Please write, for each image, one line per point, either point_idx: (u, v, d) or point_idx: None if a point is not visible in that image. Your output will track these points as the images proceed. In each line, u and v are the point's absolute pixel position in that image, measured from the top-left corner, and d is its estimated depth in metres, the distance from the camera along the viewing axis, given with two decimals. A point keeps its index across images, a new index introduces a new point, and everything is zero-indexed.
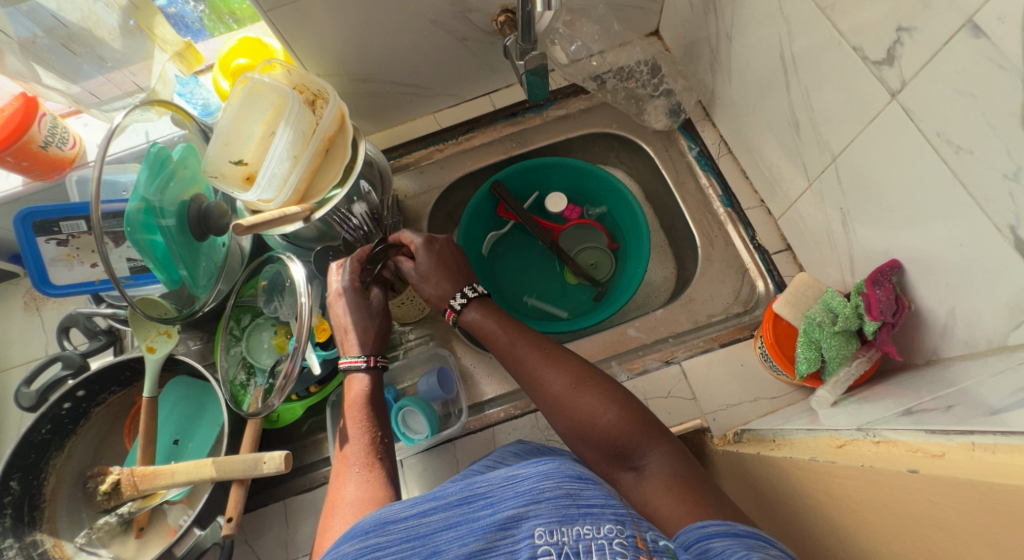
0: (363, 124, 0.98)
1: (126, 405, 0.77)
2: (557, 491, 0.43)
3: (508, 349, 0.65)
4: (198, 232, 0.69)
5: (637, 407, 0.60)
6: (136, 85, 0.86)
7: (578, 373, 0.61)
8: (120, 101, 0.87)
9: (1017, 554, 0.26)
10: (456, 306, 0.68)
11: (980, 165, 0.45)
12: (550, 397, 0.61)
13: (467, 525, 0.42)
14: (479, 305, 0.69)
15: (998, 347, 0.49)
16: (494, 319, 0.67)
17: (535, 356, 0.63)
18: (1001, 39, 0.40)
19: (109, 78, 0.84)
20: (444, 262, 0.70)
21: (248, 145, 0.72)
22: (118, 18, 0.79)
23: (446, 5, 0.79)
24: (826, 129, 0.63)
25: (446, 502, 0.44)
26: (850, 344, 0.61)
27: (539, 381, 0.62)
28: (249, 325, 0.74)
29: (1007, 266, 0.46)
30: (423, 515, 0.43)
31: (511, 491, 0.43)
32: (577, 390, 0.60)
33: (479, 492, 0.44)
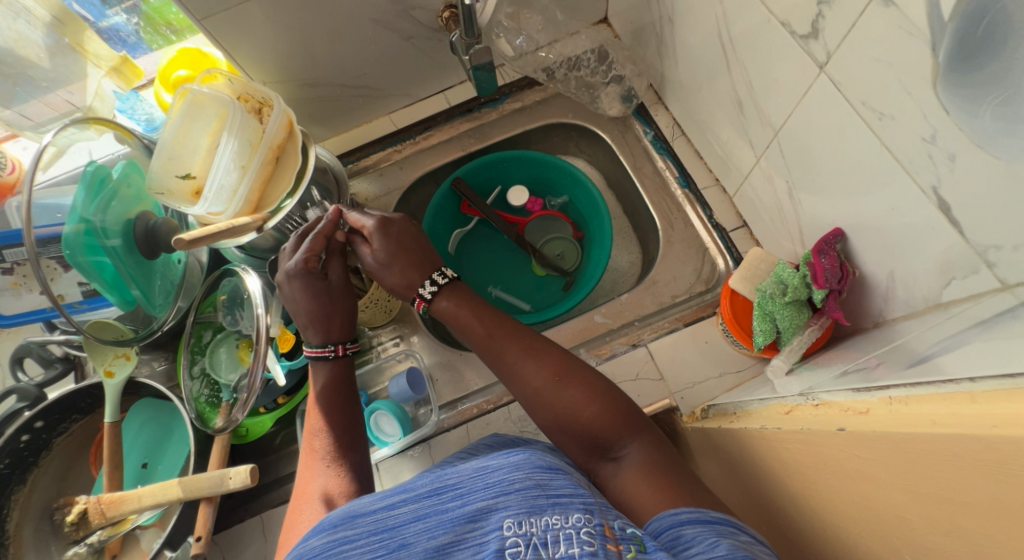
0: (318, 129, 0.96)
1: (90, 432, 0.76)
2: (526, 483, 0.43)
3: (486, 343, 0.64)
4: (148, 251, 0.67)
5: (618, 399, 0.60)
6: (71, 105, 0.84)
7: (559, 366, 0.61)
8: (54, 123, 0.85)
9: (932, 497, 0.27)
10: (426, 295, 0.66)
11: (901, 131, 0.47)
12: (530, 392, 0.60)
13: (435, 517, 0.42)
14: (451, 294, 0.67)
15: (934, 305, 0.51)
16: (469, 310, 0.65)
17: (515, 350, 0.62)
18: (907, 7, 0.41)
19: (42, 100, 0.82)
20: (405, 246, 0.68)
21: (195, 158, 0.70)
22: (44, 36, 0.77)
23: (387, 4, 0.78)
24: (767, 105, 0.64)
25: (416, 494, 0.44)
26: (802, 313, 0.62)
27: (519, 376, 0.61)
28: (210, 342, 0.72)
29: (933, 227, 0.48)
30: (392, 507, 0.43)
31: (481, 483, 0.44)
32: (557, 384, 0.59)
33: (448, 484, 0.44)
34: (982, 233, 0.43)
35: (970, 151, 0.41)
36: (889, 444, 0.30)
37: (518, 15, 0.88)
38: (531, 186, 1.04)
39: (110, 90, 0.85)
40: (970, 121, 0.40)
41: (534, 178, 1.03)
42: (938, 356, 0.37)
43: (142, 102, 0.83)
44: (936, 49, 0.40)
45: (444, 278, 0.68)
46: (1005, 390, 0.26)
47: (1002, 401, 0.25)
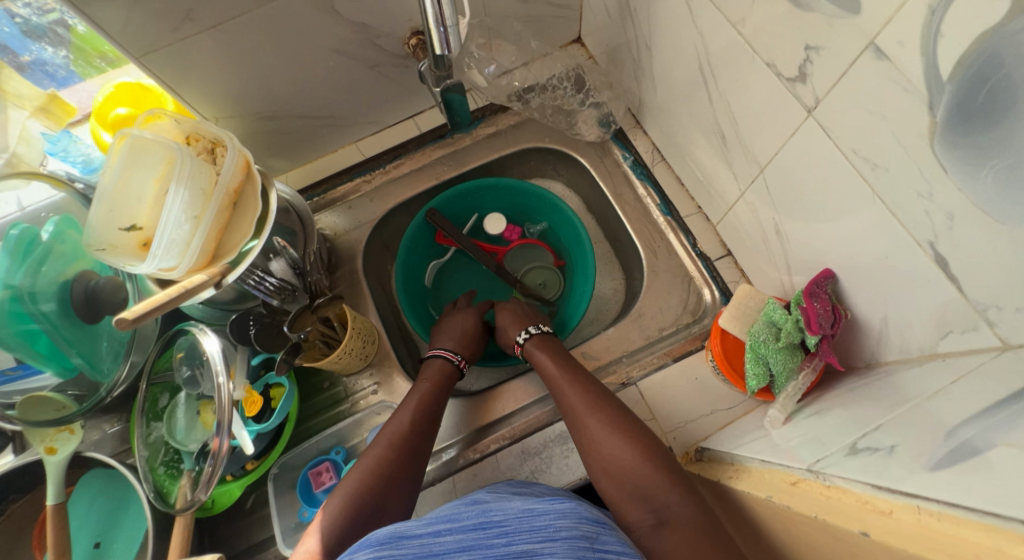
0: (280, 162, 0.91)
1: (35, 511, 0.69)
2: (573, 532, 0.42)
3: (559, 391, 0.70)
4: (87, 314, 0.62)
5: (670, 463, 0.60)
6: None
7: (618, 420, 0.64)
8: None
9: None
10: (521, 339, 0.80)
11: (896, 183, 0.45)
12: (588, 437, 0.64)
13: (481, 552, 0.41)
14: (541, 342, 0.78)
15: (930, 355, 0.49)
16: (551, 357, 0.75)
17: (583, 398, 0.68)
18: (902, 63, 0.39)
19: None
20: (516, 309, 0.87)
21: (141, 208, 0.65)
22: None
23: (350, 33, 0.74)
24: (752, 141, 0.62)
25: (461, 525, 0.43)
26: (795, 357, 0.60)
27: (580, 421, 0.66)
28: (168, 406, 0.68)
29: (930, 280, 0.46)
30: (438, 535, 0.42)
31: (528, 525, 0.43)
32: (611, 431, 0.63)
33: (494, 521, 0.43)
34: (982, 292, 0.42)
35: (969, 212, 0.39)
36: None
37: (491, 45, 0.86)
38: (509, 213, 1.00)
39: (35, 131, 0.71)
40: (972, 183, 0.38)
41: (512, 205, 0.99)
42: (947, 438, 0.35)
43: (76, 142, 0.73)
44: (933, 108, 0.38)
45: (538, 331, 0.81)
46: None
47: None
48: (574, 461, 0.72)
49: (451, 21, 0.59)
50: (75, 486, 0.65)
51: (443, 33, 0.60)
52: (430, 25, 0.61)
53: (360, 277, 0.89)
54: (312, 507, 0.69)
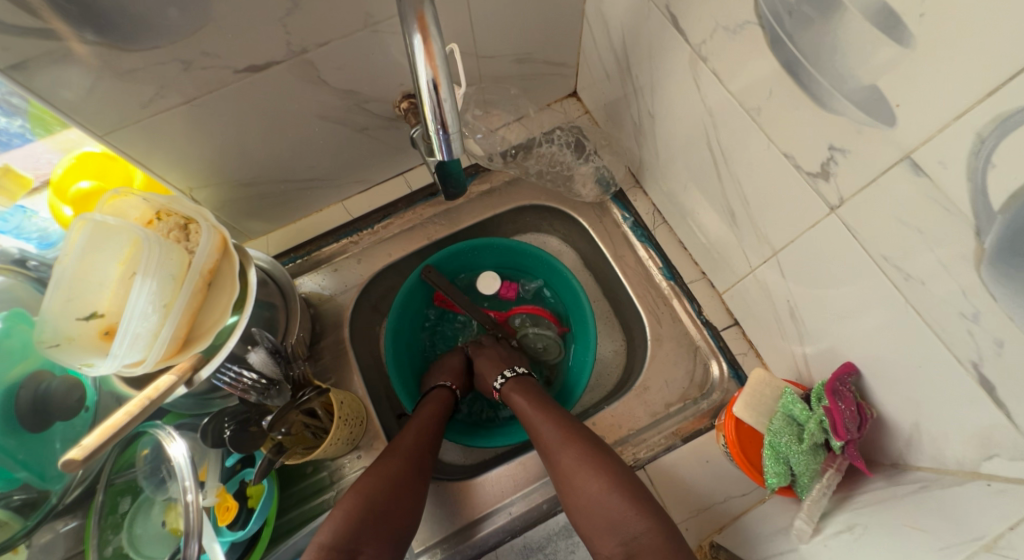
0: (260, 224, 0.86)
1: None
2: None
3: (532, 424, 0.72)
4: (33, 424, 0.56)
5: (637, 492, 0.62)
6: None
7: (586, 451, 0.66)
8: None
9: None
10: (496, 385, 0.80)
11: (934, 297, 0.41)
12: (558, 469, 0.66)
13: None
14: (516, 384, 0.78)
15: (971, 473, 0.46)
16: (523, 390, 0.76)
17: (552, 430, 0.69)
18: (945, 183, 0.35)
19: None
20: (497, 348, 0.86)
21: (103, 293, 0.59)
22: None
23: (338, 100, 0.70)
24: (763, 223, 0.59)
25: None
26: (818, 456, 0.56)
27: (551, 453, 0.68)
28: (128, 511, 0.62)
29: (973, 399, 0.43)
30: None
31: None
32: (583, 467, 0.64)
33: None
34: None
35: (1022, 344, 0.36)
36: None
37: (488, 116, 0.86)
38: (503, 272, 0.96)
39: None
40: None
41: (506, 263, 0.95)
42: None
43: (30, 216, 0.69)
44: (981, 234, 0.35)
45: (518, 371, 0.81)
46: None
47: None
48: (581, 556, 0.68)
49: (454, 124, 0.53)
50: None
51: (445, 137, 0.53)
52: (430, 128, 0.53)
53: (346, 346, 0.84)
54: None
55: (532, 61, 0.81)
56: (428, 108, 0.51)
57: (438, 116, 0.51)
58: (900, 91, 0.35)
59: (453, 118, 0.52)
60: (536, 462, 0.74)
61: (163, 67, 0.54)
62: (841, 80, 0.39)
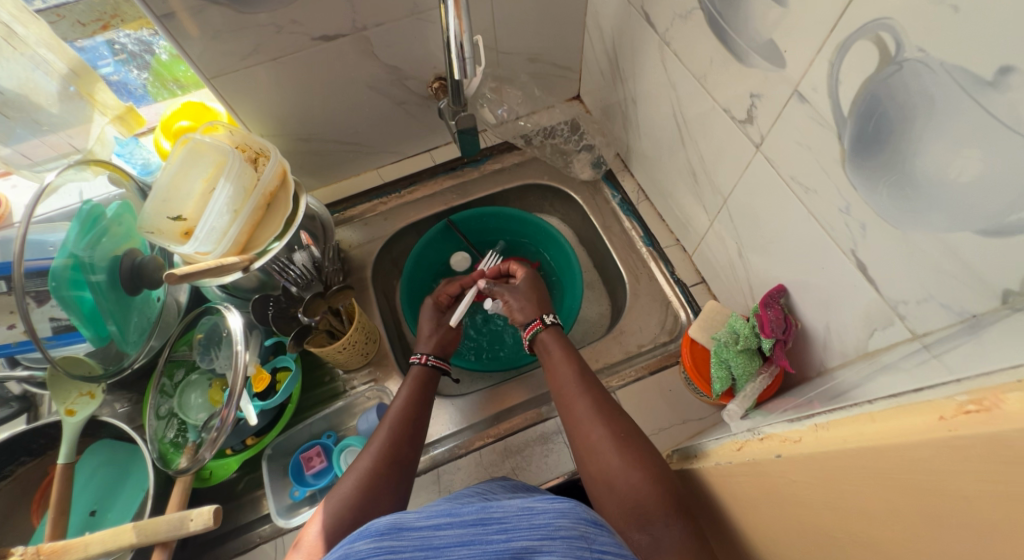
0: (307, 181, 1.03)
1: (36, 478, 0.73)
2: (571, 531, 0.41)
3: (565, 394, 0.71)
4: (130, 287, 0.70)
5: (670, 477, 0.59)
6: (72, 147, 0.89)
7: (621, 428, 0.64)
8: (54, 162, 0.91)
9: (869, 511, 0.31)
10: (546, 319, 0.80)
11: (823, 201, 0.54)
12: (591, 440, 0.64)
13: (480, 546, 0.40)
14: (551, 331, 0.79)
15: (863, 354, 0.58)
16: (564, 357, 0.75)
17: (587, 404, 0.68)
18: (819, 104, 0.50)
19: (42, 140, 0.88)
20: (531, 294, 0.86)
21: (188, 202, 0.74)
22: (57, 85, 0.84)
23: (384, 73, 0.87)
24: (716, 175, 0.74)
25: (462, 519, 0.42)
26: (754, 361, 0.69)
27: (583, 425, 0.66)
28: (181, 381, 0.74)
29: (856, 285, 0.55)
30: (439, 527, 0.41)
31: (527, 522, 0.41)
32: (614, 443, 0.62)
33: (494, 516, 0.42)
34: (894, 290, 0.50)
35: (875, 222, 0.49)
36: (830, 463, 0.34)
37: (504, 105, 1.03)
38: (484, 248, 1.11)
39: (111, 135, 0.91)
40: (873, 197, 0.48)
41: (484, 235, 1.10)
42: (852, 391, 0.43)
43: (140, 148, 0.89)
44: (842, 138, 0.49)
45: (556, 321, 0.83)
46: (894, 408, 0.31)
47: (891, 413, 0.31)
48: (552, 459, 0.77)
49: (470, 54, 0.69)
50: (81, 457, 0.70)
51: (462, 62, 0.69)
52: (451, 57, 0.69)
53: (368, 285, 0.98)
54: (301, 487, 0.74)
55: (541, 61, 0.99)
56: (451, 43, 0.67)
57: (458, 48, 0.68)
58: (785, 41, 0.50)
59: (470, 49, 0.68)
60: (523, 386, 0.86)
61: (261, 28, 0.72)
62: (751, 39, 0.54)
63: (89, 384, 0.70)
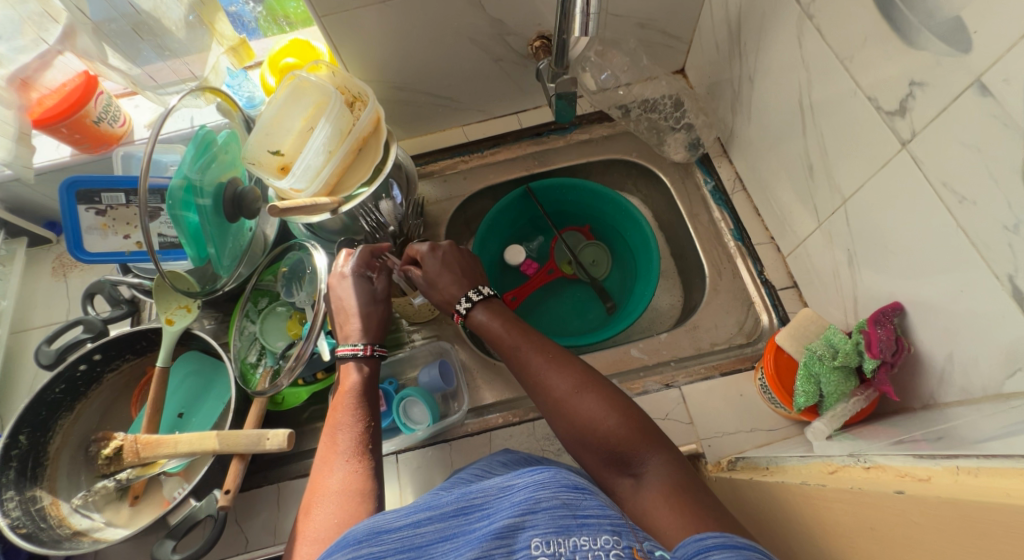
0: (395, 130, 1.02)
1: (137, 375, 0.79)
2: (553, 502, 0.45)
3: (513, 351, 0.66)
4: (231, 214, 0.70)
5: (639, 415, 0.60)
6: (192, 74, 0.93)
7: (580, 378, 0.62)
8: (174, 86, 0.94)
9: None
10: (462, 310, 0.70)
11: (983, 215, 0.48)
12: (552, 400, 0.62)
13: (462, 536, 0.45)
14: (485, 308, 0.70)
15: (993, 394, 0.51)
16: (498, 318, 0.69)
17: (540, 359, 0.64)
18: (1006, 100, 0.43)
19: (168, 65, 0.91)
20: (449, 267, 0.73)
21: (287, 138, 0.74)
22: (185, 12, 0.86)
23: (487, 26, 0.84)
24: (837, 172, 0.66)
25: (442, 512, 0.47)
26: (849, 381, 0.63)
27: (542, 384, 0.63)
28: (265, 309, 0.76)
29: (1002, 316, 0.49)
30: (418, 524, 0.46)
31: (507, 502, 0.46)
32: (579, 394, 0.61)
33: (474, 504, 0.47)
34: None
35: None
36: (969, 513, 0.30)
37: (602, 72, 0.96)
38: (559, 222, 1.09)
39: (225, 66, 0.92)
40: None
41: (562, 208, 1.07)
42: (999, 437, 0.38)
43: (248, 81, 0.91)
44: None
45: (484, 292, 0.71)
46: None
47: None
48: None
49: (596, 6, 0.63)
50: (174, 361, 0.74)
51: (585, 18, 0.63)
52: (575, 9, 0.64)
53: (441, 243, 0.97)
54: None
55: (651, 28, 0.92)
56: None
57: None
58: (978, 20, 0.43)
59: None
60: None
61: None
62: (930, 16, 0.47)
63: (188, 299, 0.71)
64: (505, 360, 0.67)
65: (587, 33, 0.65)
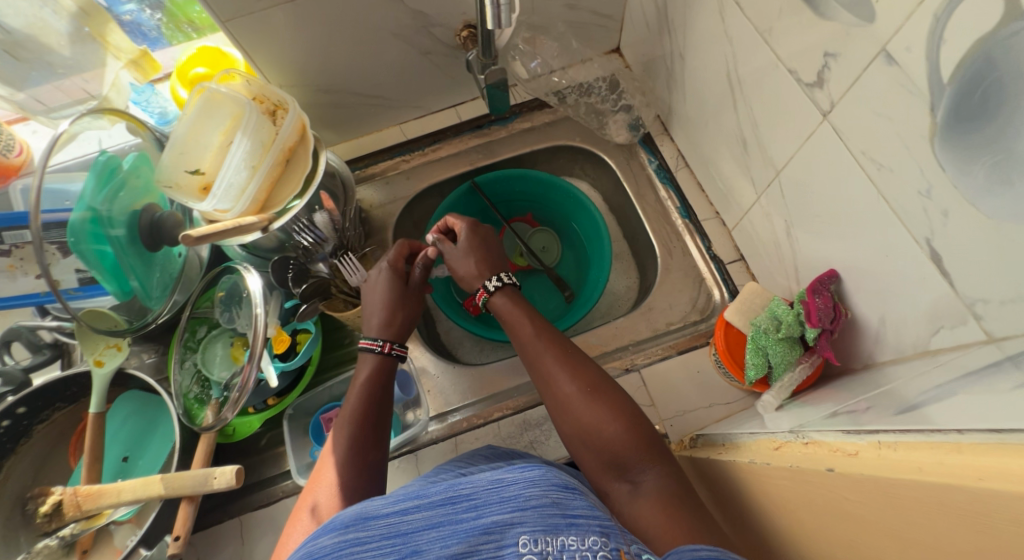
0: (329, 135, 0.98)
1: (73, 422, 0.75)
2: (542, 500, 0.45)
3: (529, 344, 0.67)
4: (150, 243, 0.67)
5: (644, 424, 0.60)
6: (87, 93, 0.87)
7: (591, 379, 0.62)
8: (69, 108, 0.87)
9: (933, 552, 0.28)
10: (489, 288, 0.71)
11: (899, 181, 0.48)
12: (559, 396, 0.62)
13: (449, 526, 0.43)
14: (509, 294, 0.71)
15: (923, 351, 0.53)
16: (519, 310, 0.69)
17: (553, 357, 0.64)
18: (910, 67, 0.43)
19: (57, 86, 0.85)
20: (483, 247, 0.74)
21: (206, 155, 0.70)
22: (67, 25, 0.80)
23: (409, 19, 0.80)
24: (769, 145, 0.67)
25: (430, 501, 0.45)
26: (794, 350, 0.64)
27: (551, 380, 0.63)
28: (204, 337, 0.72)
29: (923, 276, 0.50)
30: (405, 512, 0.44)
31: (497, 496, 0.45)
32: (588, 394, 0.61)
33: (463, 494, 0.45)
34: (972, 286, 0.45)
35: (962, 209, 0.43)
36: (887, 490, 0.31)
37: (535, 57, 0.94)
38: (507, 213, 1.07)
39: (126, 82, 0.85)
40: (964, 179, 0.42)
41: (510, 199, 1.05)
42: (920, 400, 0.39)
43: (157, 95, 0.85)
44: (934, 110, 0.42)
45: (510, 279, 0.73)
46: (989, 442, 0.27)
47: (988, 449, 0.27)
48: None
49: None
50: (115, 401, 0.70)
51: (497, 10, 0.60)
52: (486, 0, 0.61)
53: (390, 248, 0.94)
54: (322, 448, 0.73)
55: (580, 9, 0.89)
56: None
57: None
58: None
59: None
60: None
61: None
62: None
63: (116, 337, 0.68)
64: (519, 352, 0.68)
65: (501, 26, 0.63)
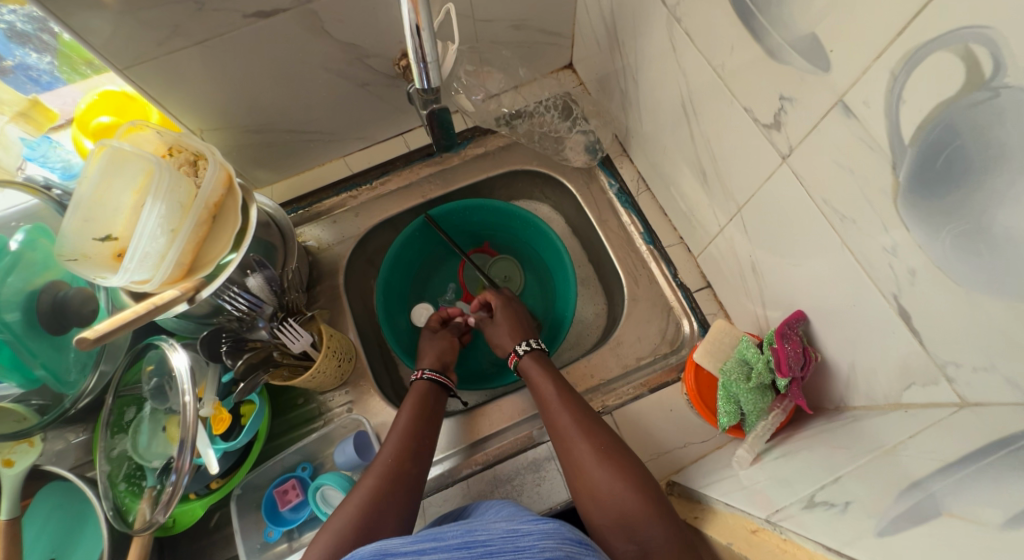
0: (266, 174, 0.91)
1: None
2: (555, 553, 0.40)
3: (548, 406, 0.69)
4: (53, 325, 0.62)
5: (657, 489, 0.58)
6: None
7: (606, 441, 0.63)
8: None
9: None
10: (519, 350, 0.77)
11: (863, 235, 0.45)
12: (573, 455, 0.63)
13: None
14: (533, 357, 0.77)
15: (894, 404, 0.50)
16: (544, 374, 0.73)
17: (570, 418, 0.67)
18: (869, 122, 0.40)
19: None
20: (515, 318, 0.86)
21: (117, 218, 0.64)
22: None
23: (341, 52, 0.74)
24: (728, 179, 0.63)
25: (446, 544, 0.41)
26: (766, 397, 0.61)
27: (566, 440, 0.65)
28: (132, 419, 0.66)
29: (892, 332, 0.47)
30: (422, 553, 0.40)
31: (512, 545, 0.41)
32: (599, 453, 0.62)
33: (479, 540, 0.41)
34: (943, 348, 0.42)
35: (930, 271, 0.40)
36: None
37: (483, 80, 0.89)
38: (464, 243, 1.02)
39: (15, 137, 0.73)
40: (932, 244, 0.39)
41: (467, 229, 0.99)
42: (900, 495, 0.36)
43: (57, 148, 0.74)
44: (896, 169, 0.39)
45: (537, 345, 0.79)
46: None
47: None
48: (545, 489, 0.71)
49: (432, 58, 0.55)
50: (30, 502, 0.62)
51: (424, 69, 0.55)
52: (411, 60, 0.55)
53: (341, 292, 0.89)
54: (278, 527, 0.68)
55: (527, 28, 0.84)
56: (409, 43, 0.53)
57: (418, 51, 0.54)
58: (833, 38, 0.40)
59: (432, 52, 0.54)
60: (513, 405, 0.79)
61: (177, 6, 0.59)
62: (788, 30, 0.44)
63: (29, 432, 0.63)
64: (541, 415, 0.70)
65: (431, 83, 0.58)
